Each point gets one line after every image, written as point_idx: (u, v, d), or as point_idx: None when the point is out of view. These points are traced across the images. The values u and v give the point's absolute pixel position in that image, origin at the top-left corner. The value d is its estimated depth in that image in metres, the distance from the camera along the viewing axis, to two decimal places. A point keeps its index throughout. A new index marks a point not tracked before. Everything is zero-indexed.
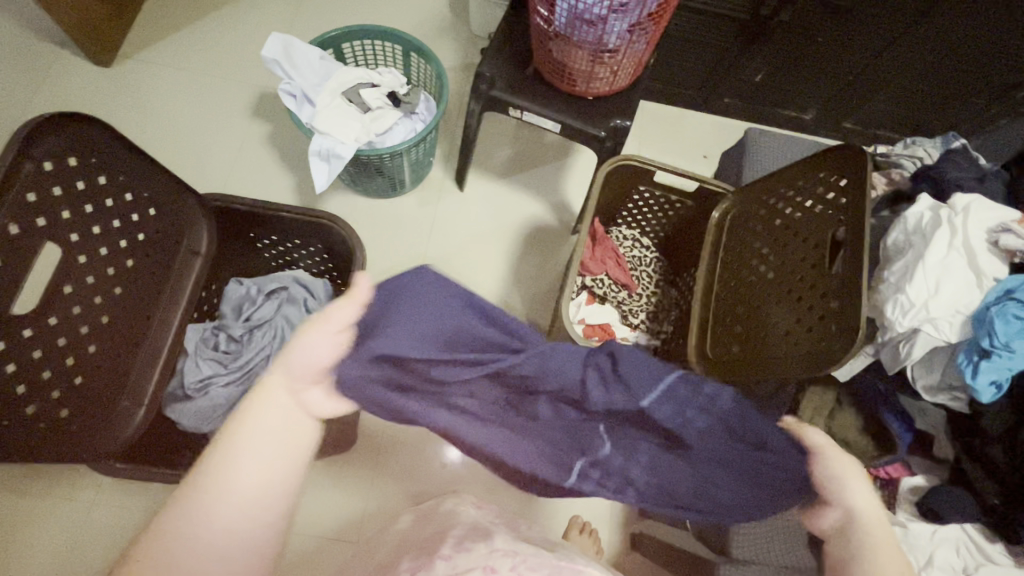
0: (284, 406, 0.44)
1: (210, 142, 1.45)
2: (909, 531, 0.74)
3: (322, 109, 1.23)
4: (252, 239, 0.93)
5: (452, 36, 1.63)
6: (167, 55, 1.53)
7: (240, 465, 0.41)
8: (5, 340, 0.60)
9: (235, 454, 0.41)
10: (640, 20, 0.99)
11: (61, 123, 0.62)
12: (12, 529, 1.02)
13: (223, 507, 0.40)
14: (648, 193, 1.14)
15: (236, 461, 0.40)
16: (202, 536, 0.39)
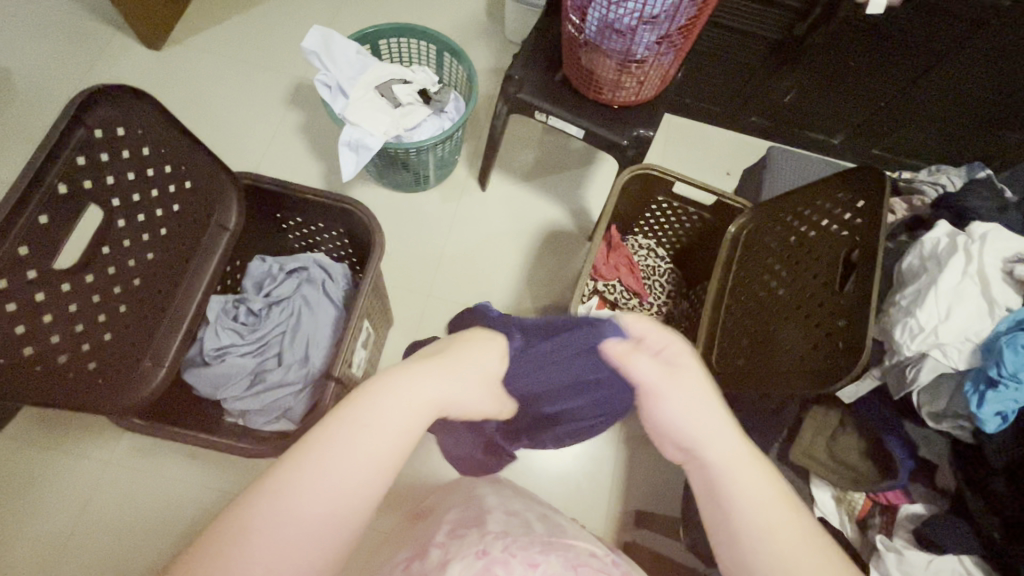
0: (370, 427, 0.47)
1: (247, 127, 1.51)
2: (904, 558, 0.74)
3: (355, 101, 1.27)
4: (279, 219, 0.97)
5: (486, 39, 1.67)
6: (214, 42, 1.60)
7: (329, 464, 0.44)
8: (45, 292, 0.64)
9: (328, 454, 0.45)
10: (669, 33, 1.01)
11: (115, 94, 0.66)
12: (47, 473, 1.13)
13: (310, 498, 0.43)
14: (666, 203, 1.15)
15: (315, 468, 0.44)
16: (271, 535, 0.41)
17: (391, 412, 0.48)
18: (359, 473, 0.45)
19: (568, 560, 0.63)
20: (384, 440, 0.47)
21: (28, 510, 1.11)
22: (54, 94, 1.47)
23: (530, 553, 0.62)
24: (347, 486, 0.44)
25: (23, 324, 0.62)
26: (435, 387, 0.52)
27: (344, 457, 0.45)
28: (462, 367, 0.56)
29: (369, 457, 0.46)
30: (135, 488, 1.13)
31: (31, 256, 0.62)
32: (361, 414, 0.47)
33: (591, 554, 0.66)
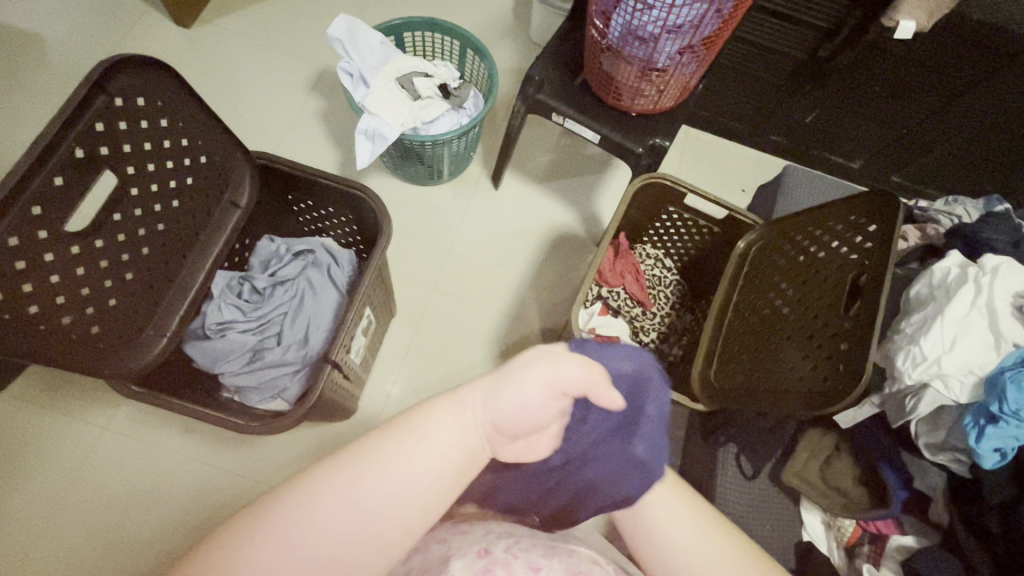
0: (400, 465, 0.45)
1: (268, 110, 1.53)
2: None
3: (375, 91, 1.28)
4: (290, 201, 0.98)
5: (511, 40, 1.68)
6: (242, 24, 1.62)
7: (355, 497, 0.43)
8: (54, 253, 0.65)
9: (354, 486, 0.43)
10: (692, 44, 1.01)
11: (140, 66, 0.67)
12: (40, 437, 1.14)
13: (330, 527, 0.42)
14: (676, 214, 1.15)
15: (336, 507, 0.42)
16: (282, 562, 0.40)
17: (422, 448, 0.46)
18: (386, 505, 0.43)
19: (570, 566, 0.62)
20: (413, 478, 0.45)
21: (22, 470, 1.12)
22: (82, 64, 1.50)
23: (532, 556, 0.61)
24: (371, 523, 0.43)
25: (30, 282, 0.63)
26: (479, 414, 0.49)
27: (370, 492, 0.43)
28: (519, 375, 0.49)
29: (400, 493, 0.44)
30: (131, 455, 1.15)
31: (44, 217, 0.63)
32: (394, 449, 0.45)
33: (594, 561, 0.65)
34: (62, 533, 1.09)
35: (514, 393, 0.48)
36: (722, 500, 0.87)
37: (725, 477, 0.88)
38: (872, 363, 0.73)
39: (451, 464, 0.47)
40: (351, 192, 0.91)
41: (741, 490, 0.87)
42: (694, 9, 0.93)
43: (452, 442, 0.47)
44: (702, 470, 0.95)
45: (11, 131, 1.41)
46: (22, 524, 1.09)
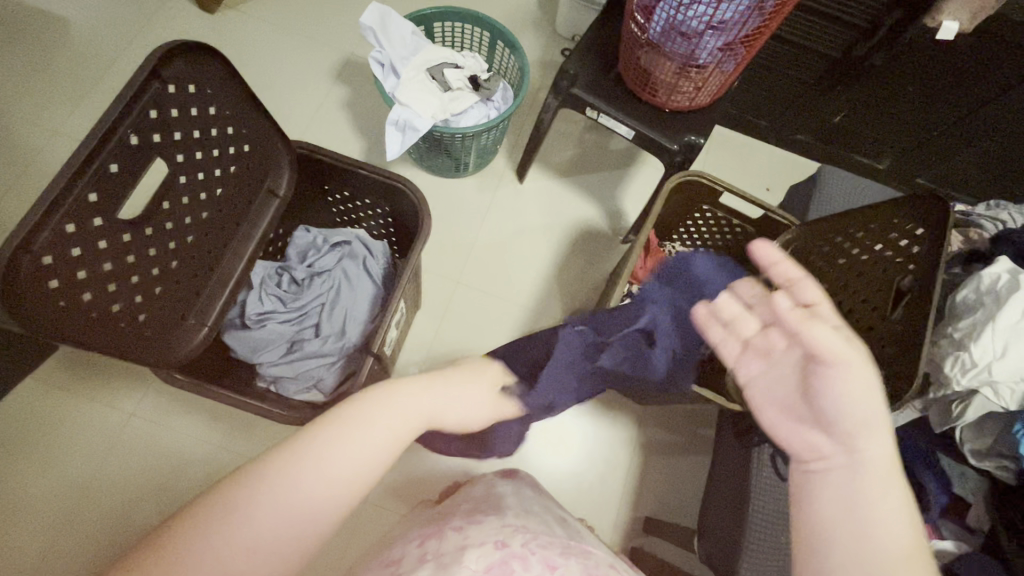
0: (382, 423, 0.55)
1: (292, 98, 1.51)
2: None
3: (406, 81, 1.27)
4: (327, 191, 0.97)
5: (537, 32, 1.66)
6: (267, 10, 1.60)
7: (341, 450, 0.51)
8: (107, 240, 0.65)
9: (329, 442, 0.51)
10: (734, 40, 1.00)
11: (191, 51, 0.66)
12: (63, 423, 1.14)
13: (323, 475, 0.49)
14: (710, 213, 1.14)
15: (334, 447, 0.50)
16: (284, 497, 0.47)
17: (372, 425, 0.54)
18: (348, 464, 0.51)
19: (588, 567, 0.63)
20: (366, 448, 0.52)
21: (42, 456, 1.12)
22: (107, 48, 1.49)
23: (549, 554, 0.62)
24: (330, 484, 0.49)
25: (84, 269, 0.63)
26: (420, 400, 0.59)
27: (329, 462, 0.50)
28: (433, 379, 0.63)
29: (349, 462, 0.51)
30: (153, 443, 1.15)
31: (98, 203, 0.62)
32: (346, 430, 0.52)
33: (609, 566, 0.66)
34: (87, 517, 1.09)
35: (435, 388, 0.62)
36: (759, 501, 0.86)
37: (760, 478, 0.88)
38: (923, 368, 0.73)
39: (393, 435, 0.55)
40: (390, 184, 0.90)
41: (776, 491, 0.88)
42: (739, 5, 0.91)
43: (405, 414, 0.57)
44: (734, 470, 0.95)
45: (35, 114, 1.39)
46: (44, 509, 1.09)
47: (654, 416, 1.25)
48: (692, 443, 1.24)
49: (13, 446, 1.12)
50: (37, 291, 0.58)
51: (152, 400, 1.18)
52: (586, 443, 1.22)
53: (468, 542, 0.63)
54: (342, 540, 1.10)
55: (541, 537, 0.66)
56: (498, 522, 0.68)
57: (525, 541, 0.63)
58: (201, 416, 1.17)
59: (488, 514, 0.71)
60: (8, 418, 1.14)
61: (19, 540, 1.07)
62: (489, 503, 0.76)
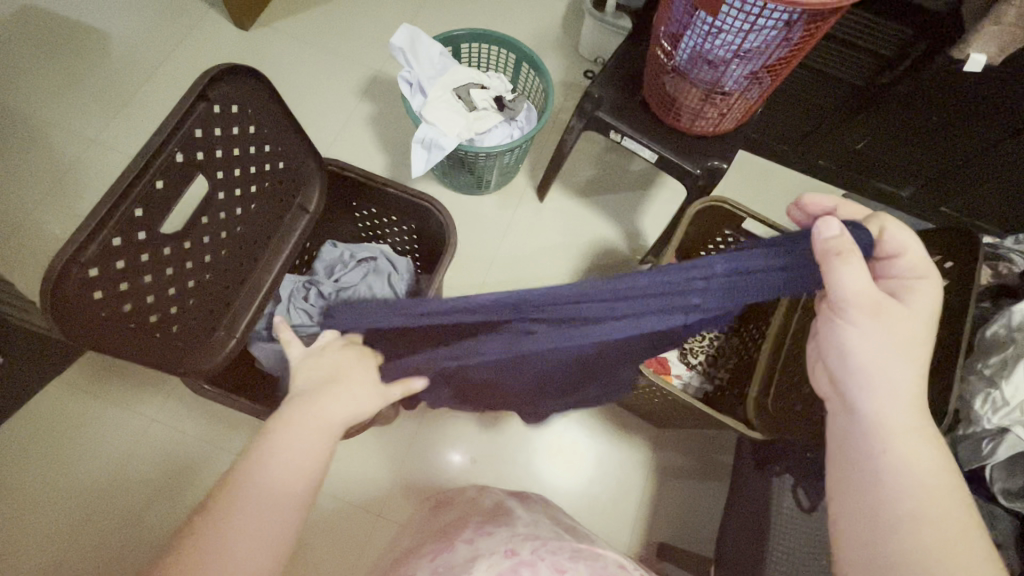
0: (300, 445, 0.62)
1: (320, 113, 1.55)
2: None
3: (433, 100, 1.30)
4: (354, 207, 0.99)
5: (560, 53, 1.68)
6: (300, 28, 1.65)
7: (262, 479, 0.59)
8: (149, 254, 0.67)
9: (252, 477, 0.59)
10: (760, 69, 1.00)
11: (236, 72, 0.68)
12: (85, 425, 1.16)
13: (260, 507, 0.57)
14: (732, 237, 1.14)
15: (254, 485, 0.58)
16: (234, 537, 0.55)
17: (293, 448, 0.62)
18: (274, 489, 0.59)
19: (597, 569, 0.62)
20: (296, 461, 0.61)
21: (62, 459, 1.14)
22: (144, 62, 1.54)
23: (558, 558, 0.62)
24: (274, 518, 0.58)
25: (126, 282, 0.65)
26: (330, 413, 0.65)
27: (266, 495, 0.58)
28: (347, 373, 0.69)
29: (281, 475, 0.60)
30: (171, 448, 1.16)
31: (144, 218, 0.64)
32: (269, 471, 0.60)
33: (619, 566, 0.65)
34: (102, 520, 1.10)
35: (347, 389, 0.67)
36: (782, 532, 0.85)
37: (778, 508, 0.87)
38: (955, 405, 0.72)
39: (311, 451, 0.63)
40: (417, 203, 0.92)
41: (799, 522, 0.86)
42: (765, 35, 0.92)
43: (316, 423, 0.64)
44: (754, 499, 0.94)
45: (73, 123, 1.45)
46: (62, 512, 1.10)
47: (669, 438, 1.24)
48: (708, 468, 1.22)
49: (35, 448, 1.14)
50: (83, 303, 0.60)
51: (171, 406, 1.20)
52: (599, 462, 1.21)
53: (478, 553, 0.64)
54: (353, 552, 1.11)
55: (551, 542, 0.66)
56: (516, 533, 0.68)
57: (534, 548, 0.63)
58: (220, 423, 1.19)
59: (505, 525, 0.71)
60: (32, 420, 1.16)
61: (37, 540, 1.08)
62: (506, 516, 0.76)
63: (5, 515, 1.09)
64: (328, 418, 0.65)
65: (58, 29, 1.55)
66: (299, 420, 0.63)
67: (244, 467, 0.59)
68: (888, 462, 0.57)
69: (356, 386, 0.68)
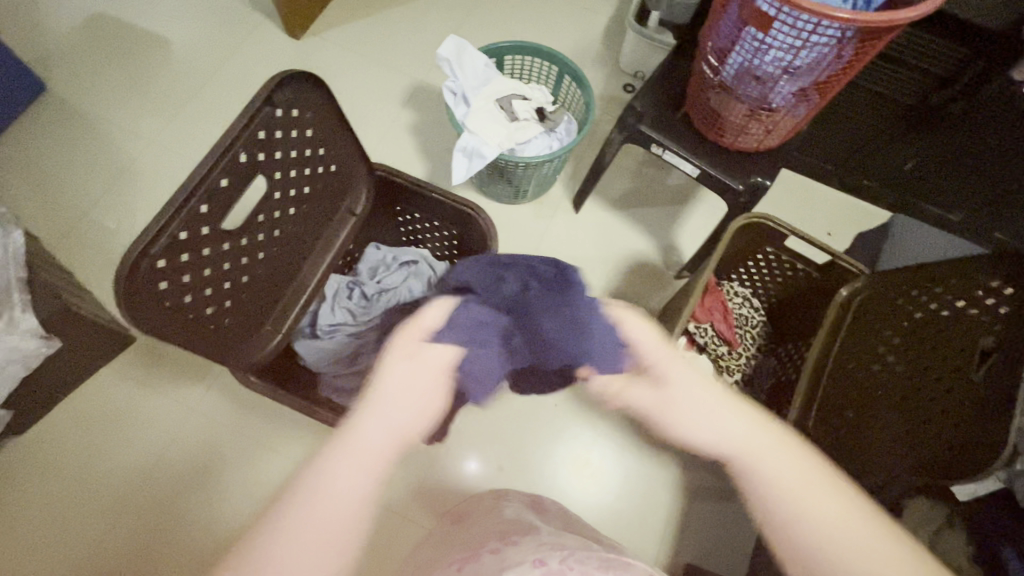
0: (345, 473, 0.52)
1: (364, 120, 1.60)
2: None
3: (475, 110, 1.32)
4: (397, 212, 1.01)
5: (601, 67, 1.70)
6: (349, 38, 1.70)
7: (311, 513, 0.50)
8: (210, 248, 0.70)
9: (294, 520, 0.50)
10: (808, 87, 0.99)
11: (299, 78, 0.71)
12: (131, 411, 1.21)
13: (302, 548, 0.49)
14: (773, 255, 1.12)
15: (298, 525, 0.50)
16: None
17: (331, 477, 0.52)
18: (325, 530, 0.50)
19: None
20: (342, 493, 0.51)
21: (107, 442, 1.19)
22: (202, 67, 1.62)
23: (588, 569, 0.61)
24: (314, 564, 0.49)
25: (188, 274, 0.68)
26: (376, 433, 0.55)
27: (297, 531, 0.50)
28: (394, 370, 0.60)
29: (328, 511, 0.51)
30: (209, 438, 1.20)
31: (208, 214, 0.67)
32: (304, 504, 0.51)
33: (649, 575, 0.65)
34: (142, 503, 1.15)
35: (394, 394, 0.58)
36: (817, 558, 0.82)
37: None
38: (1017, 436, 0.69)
39: (354, 481, 0.52)
40: (459, 209, 0.93)
41: None
42: (817, 52, 0.91)
43: (377, 441, 0.55)
44: None
45: (136, 126, 1.53)
46: (104, 493, 1.15)
47: (699, 459, 1.21)
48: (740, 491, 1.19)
49: (83, 429, 1.20)
50: (150, 292, 0.63)
51: (210, 398, 1.23)
52: (627, 479, 1.19)
53: (508, 563, 0.63)
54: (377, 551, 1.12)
55: (581, 552, 0.66)
56: (545, 540, 0.69)
57: (563, 557, 0.62)
58: (254, 417, 1.22)
59: (530, 535, 0.71)
60: (83, 402, 1.22)
61: (82, 518, 1.13)
62: (533, 525, 0.76)
63: (54, 491, 1.15)
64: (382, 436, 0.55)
65: (126, 35, 1.64)
66: (342, 448, 0.53)
67: (287, 506, 0.51)
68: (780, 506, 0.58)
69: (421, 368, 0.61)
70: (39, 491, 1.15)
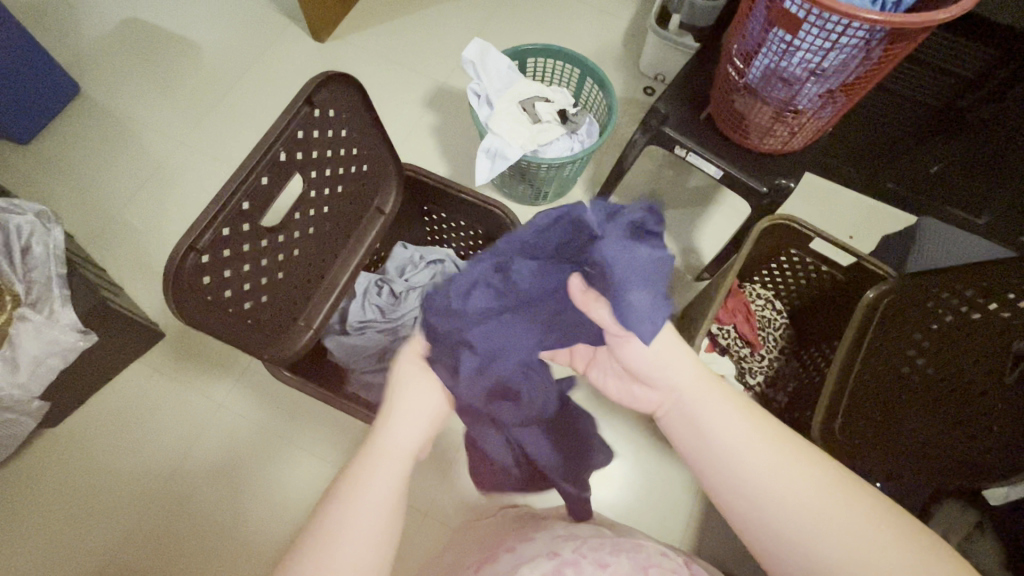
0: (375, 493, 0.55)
1: (387, 122, 1.62)
2: None
3: (498, 112, 1.34)
4: (425, 212, 1.03)
5: (622, 71, 1.70)
6: (373, 42, 1.73)
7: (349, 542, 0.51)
8: (248, 244, 0.71)
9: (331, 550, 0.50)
10: (835, 88, 0.99)
11: (338, 79, 0.73)
12: (160, 404, 1.24)
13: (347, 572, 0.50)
14: (797, 258, 1.12)
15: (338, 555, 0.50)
16: None
17: (373, 475, 0.56)
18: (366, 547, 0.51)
19: (639, 561, 0.63)
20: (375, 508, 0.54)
21: (137, 433, 1.22)
22: (231, 70, 1.65)
23: (600, 554, 0.63)
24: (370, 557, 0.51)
25: (227, 269, 0.70)
26: (404, 440, 0.60)
27: (347, 527, 0.51)
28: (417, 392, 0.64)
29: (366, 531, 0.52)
30: (234, 432, 1.22)
31: (248, 210, 0.69)
32: (356, 500, 0.53)
33: (661, 554, 0.66)
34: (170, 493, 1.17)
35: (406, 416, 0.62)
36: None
37: None
38: None
39: (394, 480, 0.56)
40: (486, 209, 0.94)
41: None
42: (845, 53, 0.91)
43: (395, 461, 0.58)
44: None
45: (166, 126, 1.56)
46: (134, 483, 1.18)
47: None
48: None
49: (114, 420, 1.23)
50: (193, 285, 0.65)
51: (237, 392, 1.26)
52: (647, 481, 1.20)
53: (523, 555, 0.65)
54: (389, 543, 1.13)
55: (593, 540, 0.67)
56: (561, 532, 0.70)
57: (575, 547, 0.64)
58: (279, 413, 1.24)
59: (547, 528, 0.72)
60: (114, 394, 1.25)
61: (113, 507, 1.16)
62: (549, 518, 0.78)
63: (86, 480, 1.18)
64: (407, 443, 0.60)
65: (158, 39, 1.69)
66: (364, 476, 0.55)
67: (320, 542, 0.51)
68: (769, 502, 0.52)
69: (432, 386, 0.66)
70: (71, 480, 1.18)
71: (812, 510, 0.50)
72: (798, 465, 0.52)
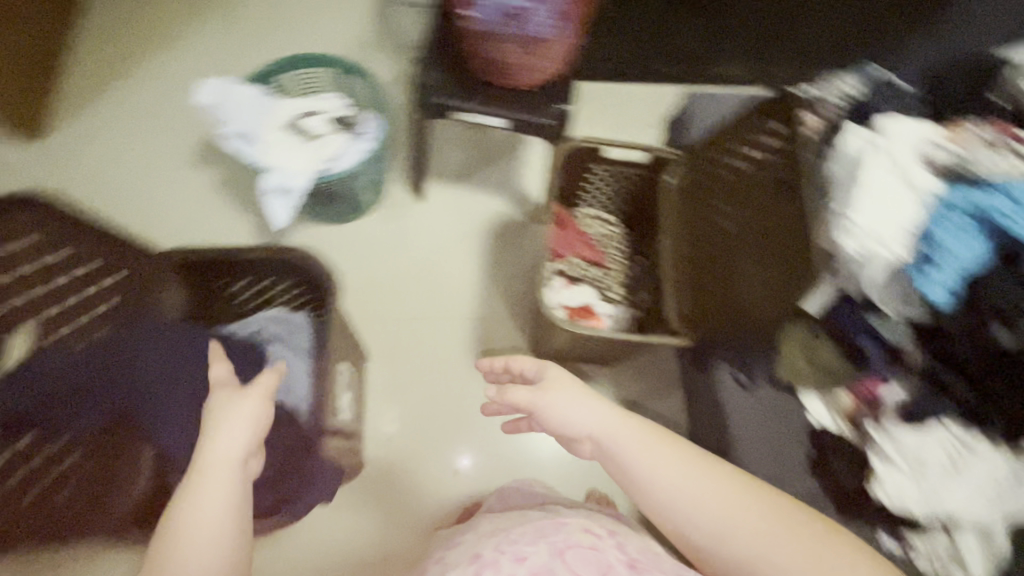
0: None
1: (157, 199, 1.43)
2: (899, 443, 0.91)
3: (265, 144, 1.23)
4: (221, 284, 1.04)
5: (385, 50, 1.63)
6: (99, 116, 1.49)
7: None
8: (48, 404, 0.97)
9: None
10: (559, 11, 1.08)
11: (33, 212, 0.93)
12: None
13: None
14: (600, 171, 1.18)
15: None
16: None
17: (214, 488, 0.67)
18: None
19: (555, 545, 0.67)
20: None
21: None
22: None
23: (517, 547, 0.67)
24: None
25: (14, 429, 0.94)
26: (230, 456, 0.69)
27: (192, 541, 0.63)
28: (214, 467, 0.68)
29: None
30: None
31: None
32: (190, 533, 0.63)
33: (583, 531, 0.70)
34: None
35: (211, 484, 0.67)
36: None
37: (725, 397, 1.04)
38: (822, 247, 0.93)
39: (212, 567, 0.62)
40: (293, 261, 0.93)
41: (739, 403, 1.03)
42: None
43: (217, 538, 0.64)
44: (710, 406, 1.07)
45: None
46: None
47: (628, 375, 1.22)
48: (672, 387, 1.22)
49: None
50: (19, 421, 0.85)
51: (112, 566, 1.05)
52: None
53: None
54: None
55: (512, 533, 0.71)
56: (478, 544, 0.72)
57: (494, 548, 0.69)
58: None
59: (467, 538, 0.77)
60: None
61: None
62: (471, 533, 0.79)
63: None
64: (230, 457, 0.69)
65: None
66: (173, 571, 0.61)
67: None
68: (712, 537, 0.66)
69: (237, 429, 0.72)
70: None
71: (716, 524, 0.66)
72: (707, 484, 0.69)
